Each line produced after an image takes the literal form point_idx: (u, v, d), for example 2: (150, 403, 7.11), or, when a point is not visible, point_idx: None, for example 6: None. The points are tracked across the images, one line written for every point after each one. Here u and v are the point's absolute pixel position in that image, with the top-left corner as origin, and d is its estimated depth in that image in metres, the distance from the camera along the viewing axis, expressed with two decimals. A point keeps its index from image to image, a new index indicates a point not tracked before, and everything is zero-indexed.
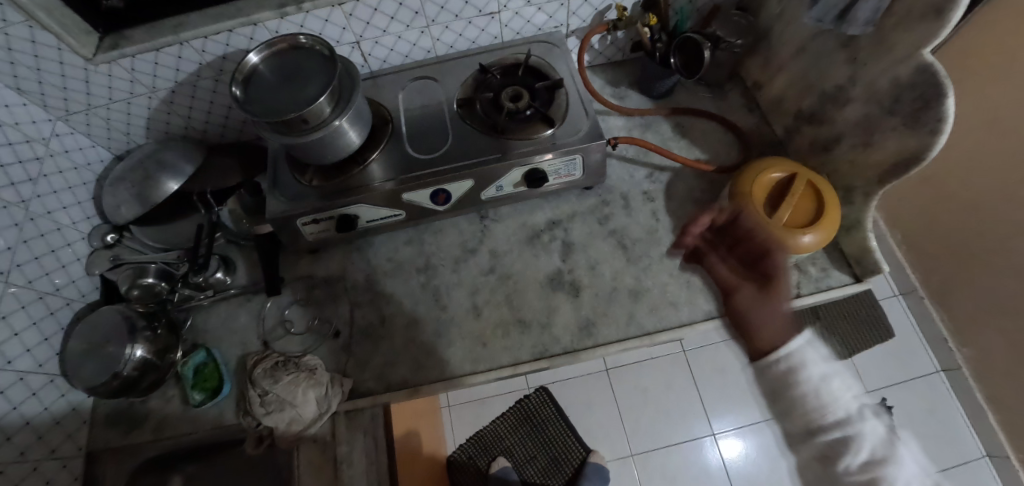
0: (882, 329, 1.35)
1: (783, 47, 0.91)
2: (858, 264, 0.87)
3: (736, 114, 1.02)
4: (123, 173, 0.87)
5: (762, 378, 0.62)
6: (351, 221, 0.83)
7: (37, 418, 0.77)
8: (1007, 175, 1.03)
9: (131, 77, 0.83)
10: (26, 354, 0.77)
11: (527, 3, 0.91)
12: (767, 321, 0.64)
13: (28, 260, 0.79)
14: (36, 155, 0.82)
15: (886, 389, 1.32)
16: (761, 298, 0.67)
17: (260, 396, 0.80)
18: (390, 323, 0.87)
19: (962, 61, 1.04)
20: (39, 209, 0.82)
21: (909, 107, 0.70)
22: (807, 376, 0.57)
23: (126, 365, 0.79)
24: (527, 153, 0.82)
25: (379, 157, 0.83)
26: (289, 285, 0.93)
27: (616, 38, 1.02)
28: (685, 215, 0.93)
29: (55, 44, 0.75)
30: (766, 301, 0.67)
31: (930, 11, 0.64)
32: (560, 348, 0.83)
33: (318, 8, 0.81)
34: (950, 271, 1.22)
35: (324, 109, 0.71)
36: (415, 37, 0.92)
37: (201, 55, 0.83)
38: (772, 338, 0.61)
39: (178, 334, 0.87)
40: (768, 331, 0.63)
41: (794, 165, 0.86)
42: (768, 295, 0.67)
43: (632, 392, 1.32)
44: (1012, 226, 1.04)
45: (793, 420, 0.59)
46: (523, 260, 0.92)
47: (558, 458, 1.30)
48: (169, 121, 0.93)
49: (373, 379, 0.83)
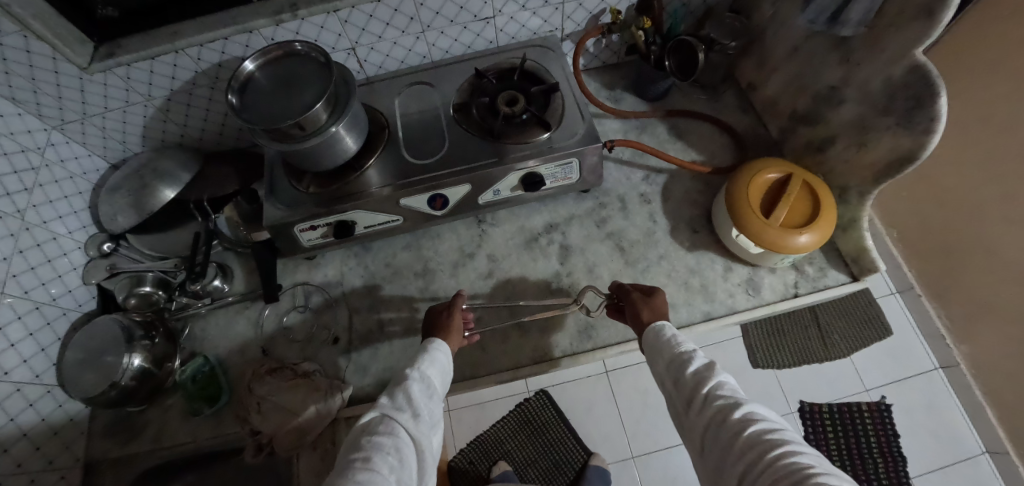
0: (880, 328, 1.27)
1: (776, 49, 0.92)
2: (855, 262, 0.88)
3: (730, 115, 1.03)
4: (120, 182, 0.87)
5: (654, 334, 0.68)
6: (348, 227, 0.83)
7: (34, 429, 0.76)
8: (990, 172, 1.05)
9: (126, 85, 0.83)
10: (23, 365, 0.76)
11: (522, 8, 0.91)
12: (647, 302, 0.73)
13: (24, 270, 0.79)
14: (31, 165, 0.82)
15: (887, 386, 1.25)
16: (646, 313, 0.72)
17: (258, 404, 0.79)
18: (388, 328, 0.87)
19: (954, 58, 1.05)
20: (35, 218, 0.82)
21: (902, 106, 0.71)
22: (664, 340, 0.67)
23: (124, 375, 0.78)
24: (523, 157, 0.82)
25: (377, 162, 0.83)
26: (288, 291, 0.93)
27: (610, 41, 1.02)
28: (682, 216, 0.94)
29: (49, 53, 0.74)
30: (640, 302, 0.74)
31: (921, 12, 0.65)
32: (559, 351, 0.84)
33: (313, 15, 0.81)
34: (951, 271, 1.21)
35: (321, 115, 0.71)
36: (410, 43, 0.92)
37: (198, 64, 0.83)
38: (650, 310, 0.72)
39: (176, 343, 0.87)
40: (653, 307, 0.73)
41: (791, 165, 0.86)
42: (637, 311, 0.73)
43: (632, 393, 1.30)
44: (1005, 224, 1.05)
45: (660, 361, 0.66)
46: (522, 263, 0.92)
47: (559, 461, 1.28)
48: (164, 128, 0.93)
49: (372, 385, 0.83)
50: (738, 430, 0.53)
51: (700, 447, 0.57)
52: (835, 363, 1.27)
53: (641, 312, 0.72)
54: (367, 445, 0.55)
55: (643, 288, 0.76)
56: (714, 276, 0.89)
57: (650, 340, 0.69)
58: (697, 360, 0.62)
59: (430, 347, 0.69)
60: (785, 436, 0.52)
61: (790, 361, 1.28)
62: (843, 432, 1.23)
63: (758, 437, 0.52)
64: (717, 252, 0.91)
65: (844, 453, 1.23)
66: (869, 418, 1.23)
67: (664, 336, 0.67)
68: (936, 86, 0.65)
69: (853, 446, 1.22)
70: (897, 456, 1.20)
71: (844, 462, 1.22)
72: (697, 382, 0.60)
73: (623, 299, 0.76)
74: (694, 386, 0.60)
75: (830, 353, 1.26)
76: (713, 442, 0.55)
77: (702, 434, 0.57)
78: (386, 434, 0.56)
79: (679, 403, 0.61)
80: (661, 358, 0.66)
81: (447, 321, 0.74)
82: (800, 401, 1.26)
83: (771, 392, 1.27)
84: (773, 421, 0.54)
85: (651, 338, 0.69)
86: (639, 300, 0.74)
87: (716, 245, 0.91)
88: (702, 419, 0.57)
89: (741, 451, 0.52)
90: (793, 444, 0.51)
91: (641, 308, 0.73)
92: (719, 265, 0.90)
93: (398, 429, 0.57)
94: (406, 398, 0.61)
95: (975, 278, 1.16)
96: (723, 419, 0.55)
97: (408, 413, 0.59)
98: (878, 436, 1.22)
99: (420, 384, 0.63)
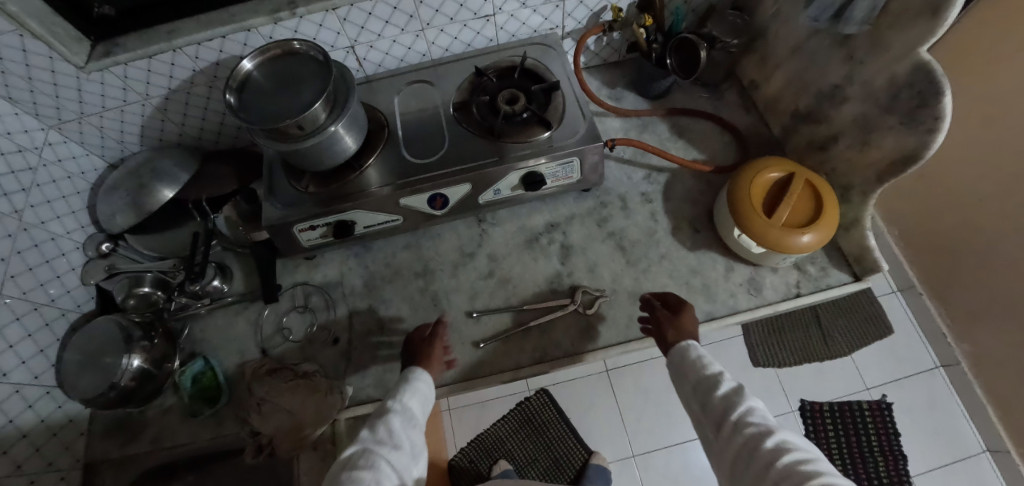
0: (882, 326, 1.28)
1: (779, 47, 0.91)
2: (857, 262, 0.87)
3: (733, 114, 1.02)
4: (118, 182, 0.87)
5: (681, 355, 0.67)
6: (348, 227, 0.83)
7: (33, 431, 0.75)
8: (992, 170, 1.04)
9: (124, 85, 0.82)
10: (21, 366, 0.76)
11: (522, 6, 0.90)
12: (679, 320, 0.71)
13: (22, 271, 0.78)
14: (28, 165, 0.81)
15: (886, 385, 1.26)
16: (674, 332, 0.70)
17: (258, 405, 0.79)
18: (388, 328, 0.87)
19: (956, 55, 1.04)
20: (33, 219, 0.81)
21: (906, 104, 0.70)
22: (693, 361, 0.66)
23: (123, 376, 0.78)
24: (524, 156, 0.81)
25: (376, 161, 0.83)
26: (287, 291, 0.92)
27: (611, 39, 1.02)
28: (684, 215, 0.93)
29: (46, 52, 0.74)
30: (669, 317, 0.72)
31: (925, 9, 0.64)
32: (560, 351, 0.83)
33: (311, 13, 0.80)
34: (951, 270, 1.20)
35: (319, 114, 0.70)
36: (410, 41, 0.92)
37: (195, 62, 0.82)
38: (680, 327, 0.71)
39: (176, 343, 0.87)
40: (682, 324, 0.71)
41: (792, 165, 0.85)
42: (666, 328, 0.71)
43: (632, 392, 1.31)
44: (1007, 220, 1.04)
45: (686, 383, 0.65)
46: (522, 263, 0.91)
47: (559, 460, 1.28)
48: (163, 128, 0.92)
49: (372, 386, 0.82)
50: (772, 459, 0.53)
51: (729, 473, 0.58)
52: (836, 361, 1.28)
53: (669, 330, 0.71)
54: (347, 479, 0.57)
55: (677, 303, 0.74)
56: (716, 276, 0.88)
57: (676, 360, 0.68)
58: (725, 383, 0.62)
59: (411, 376, 0.70)
60: (819, 467, 0.52)
61: (790, 359, 1.28)
62: (844, 430, 1.25)
63: (792, 468, 0.52)
64: (719, 251, 0.90)
65: (845, 451, 1.24)
66: (871, 418, 1.24)
67: (692, 358, 0.66)
68: (940, 84, 0.64)
69: (854, 445, 1.24)
70: (898, 456, 1.22)
71: (845, 461, 1.24)
72: (726, 406, 0.60)
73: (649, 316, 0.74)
74: (722, 411, 0.60)
75: (831, 351, 1.27)
76: (744, 469, 0.56)
77: (732, 459, 0.57)
78: (367, 468, 0.58)
79: (707, 426, 0.62)
80: (687, 380, 0.65)
81: (429, 351, 0.75)
82: (800, 399, 1.27)
83: (772, 391, 1.27)
84: (808, 451, 0.54)
85: (677, 358, 0.68)
86: (669, 316, 0.72)
87: (718, 244, 0.91)
88: (733, 445, 0.57)
89: (775, 480, 0.52)
90: (828, 476, 0.51)
91: (666, 328, 0.71)
92: (720, 265, 0.89)
93: (379, 462, 0.60)
94: (386, 431, 0.63)
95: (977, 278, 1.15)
96: (755, 447, 0.55)
97: (389, 445, 0.62)
98: (879, 435, 1.23)
99: (402, 415, 0.65)
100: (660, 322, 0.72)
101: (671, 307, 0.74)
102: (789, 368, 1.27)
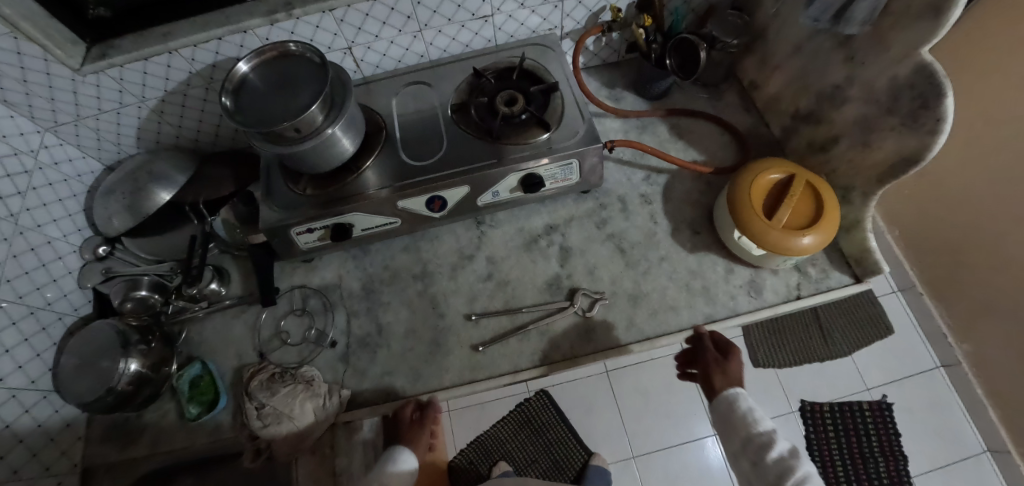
0: (881, 325, 1.28)
1: (779, 48, 0.90)
2: (858, 264, 0.87)
3: (733, 114, 1.02)
4: (114, 185, 0.86)
5: (728, 403, 0.73)
6: (346, 230, 0.82)
7: (30, 436, 0.75)
8: (992, 171, 1.03)
9: (120, 87, 0.81)
10: (18, 371, 0.75)
11: (521, 6, 0.89)
12: (726, 365, 0.76)
13: (18, 275, 0.78)
14: (24, 168, 0.81)
15: (887, 385, 1.25)
16: (721, 378, 0.75)
17: (257, 409, 0.79)
18: (386, 332, 0.86)
19: (957, 54, 1.03)
20: (29, 222, 0.81)
21: (908, 106, 0.70)
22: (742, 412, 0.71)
23: (120, 380, 0.78)
24: (522, 158, 0.81)
25: (374, 163, 0.82)
26: (284, 294, 0.92)
27: (611, 39, 1.01)
28: (683, 217, 0.93)
29: (41, 55, 0.73)
30: (719, 362, 0.77)
31: (927, 10, 0.63)
32: (560, 354, 0.83)
33: (308, 14, 0.80)
34: (952, 270, 1.20)
35: (316, 117, 0.70)
36: (408, 42, 0.91)
37: (191, 64, 0.82)
38: (727, 374, 0.76)
39: (173, 347, 0.86)
40: (729, 370, 0.76)
41: (793, 166, 0.85)
42: (713, 372, 0.76)
43: (632, 393, 1.30)
44: (1005, 223, 1.03)
45: (737, 438, 0.71)
46: (521, 265, 0.91)
47: (559, 461, 1.27)
48: (159, 130, 0.92)
49: (371, 389, 0.82)
50: None
51: None
52: (836, 361, 1.28)
53: (715, 373, 0.76)
54: None
55: (725, 345, 0.78)
56: (716, 278, 0.88)
57: (722, 407, 0.74)
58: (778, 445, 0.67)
59: (395, 458, 0.79)
60: None
61: (790, 359, 1.27)
62: (844, 431, 1.24)
63: None
64: (719, 253, 0.90)
65: (846, 453, 1.23)
66: (871, 420, 1.23)
67: (739, 409, 0.71)
68: (942, 85, 0.64)
69: (854, 445, 1.23)
70: (898, 456, 1.21)
71: (846, 462, 1.22)
72: (779, 471, 0.65)
73: (699, 357, 0.78)
74: (778, 474, 0.65)
75: (831, 351, 1.27)
76: None
77: None
78: None
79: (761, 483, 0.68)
80: (736, 432, 0.71)
81: (416, 438, 0.80)
82: (801, 400, 1.26)
83: (772, 392, 1.26)
84: None
85: (723, 405, 0.73)
86: (717, 361, 0.77)
87: (718, 246, 0.90)
88: None
89: None
90: None
91: (714, 373, 0.76)
92: (720, 267, 0.89)
93: None
94: None
95: (978, 280, 1.14)
96: None
97: None
98: (880, 437, 1.22)
99: None
100: (708, 364, 0.77)
101: (719, 349, 0.79)
102: (790, 368, 1.27)
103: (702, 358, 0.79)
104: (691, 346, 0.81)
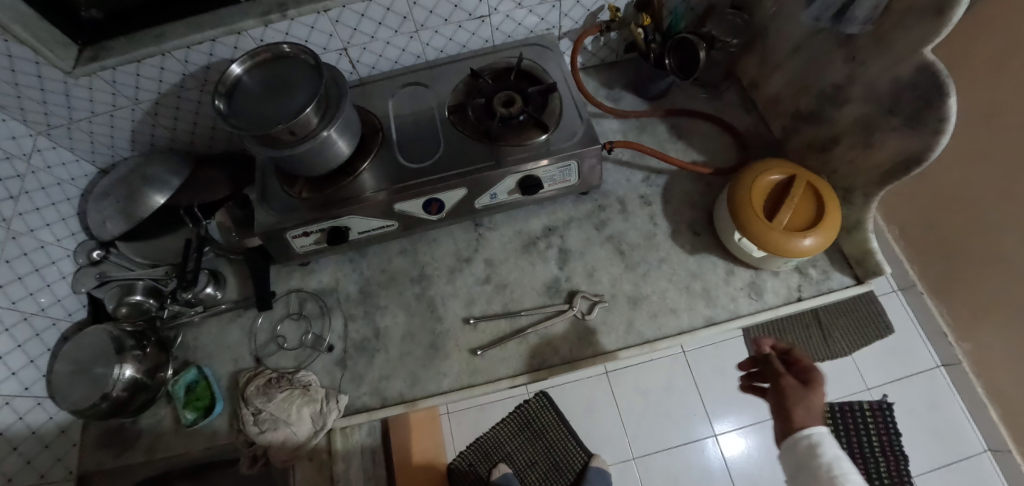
0: (879, 324, 1.30)
1: (779, 47, 0.89)
2: (860, 265, 0.86)
3: (733, 114, 1.01)
4: (108, 188, 0.85)
5: (804, 445, 0.60)
6: (341, 233, 0.81)
7: (24, 443, 0.75)
8: (993, 169, 1.02)
9: (112, 90, 0.80)
10: (12, 377, 0.75)
11: (518, 6, 0.89)
12: (808, 396, 0.63)
13: (11, 280, 0.77)
14: (16, 172, 0.80)
15: (887, 385, 1.27)
16: (798, 414, 0.62)
17: (253, 415, 0.79)
18: (383, 336, 0.86)
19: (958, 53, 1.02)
20: (21, 227, 0.80)
21: (910, 106, 0.69)
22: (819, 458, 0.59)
23: (114, 386, 0.77)
24: (520, 160, 0.80)
25: (371, 166, 0.81)
26: (280, 298, 0.91)
27: (609, 39, 1.00)
28: (683, 218, 0.92)
29: (32, 57, 0.72)
30: (798, 390, 0.64)
31: (930, 9, 0.62)
32: (559, 358, 0.82)
33: (303, 15, 0.79)
34: (951, 270, 1.18)
35: (311, 120, 0.69)
36: (404, 43, 0.90)
37: (184, 66, 0.81)
38: (806, 408, 0.62)
39: (169, 352, 0.85)
40: (809, 404, 0.62)
41: (793, 167, 0.84)
42: (787, 402, 0.63)
43: (632, 394, 1.30)
44: (1005, 223, 1.02)
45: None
46: (520, 268, 0.90)
47: (559, 463, 1.27)
48: (154, 133, 0.91)
49: (368, 394, 0.81)
50: None
51: None
52: (835, 361, 1.29)
53: (791, 405, 0.63)
54: None
55: (810, 369, 0.65)
56: (716, 280, 0.87)
57: (795, 446, 0.62)
58: None
59: None
60: None
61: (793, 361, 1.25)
62: (844, 430, 1.27)
63: None
64: (719, 254, 0.89)
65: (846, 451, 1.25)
66: (871, 419, 1.25)
67: (819, 458, 0.59)
68: (945, 85, 0.63)
69: (854, 444, 1.26)
70: (899, 456, 1.22)
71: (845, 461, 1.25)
72: None
73: (773, 377, 0.66)
74: None
75: (832, 351, 1.28)
76: None
77: None
78: None
79: None
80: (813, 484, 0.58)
81: None
82: None
83: None
84: None
85: (796, 445, 0.61)
86: (797, 391, 0.63)
87: (718, 248, 0.90)
88: None
89: None
90: None
91: (794, 405, 0.63)
92: (721, 268, 0.88)
93: None
94: None
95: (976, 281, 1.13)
96: None
97: None
98: (880, 436, 1.24)
99: None
100: (782, 388, 0.65)
101: (801, 373, 0.65)
102: None
103: (775, 379, 0.66)
104: (766, 360, 0.69)
